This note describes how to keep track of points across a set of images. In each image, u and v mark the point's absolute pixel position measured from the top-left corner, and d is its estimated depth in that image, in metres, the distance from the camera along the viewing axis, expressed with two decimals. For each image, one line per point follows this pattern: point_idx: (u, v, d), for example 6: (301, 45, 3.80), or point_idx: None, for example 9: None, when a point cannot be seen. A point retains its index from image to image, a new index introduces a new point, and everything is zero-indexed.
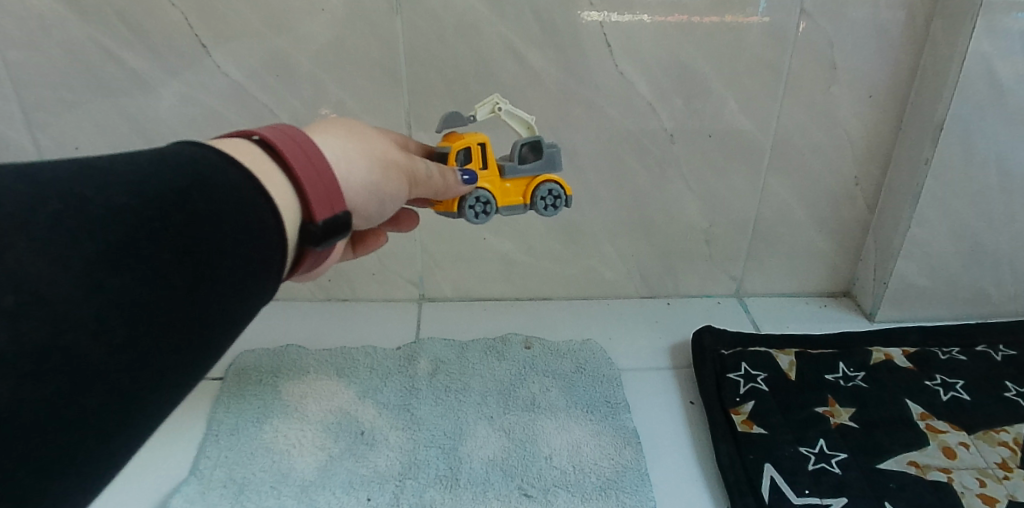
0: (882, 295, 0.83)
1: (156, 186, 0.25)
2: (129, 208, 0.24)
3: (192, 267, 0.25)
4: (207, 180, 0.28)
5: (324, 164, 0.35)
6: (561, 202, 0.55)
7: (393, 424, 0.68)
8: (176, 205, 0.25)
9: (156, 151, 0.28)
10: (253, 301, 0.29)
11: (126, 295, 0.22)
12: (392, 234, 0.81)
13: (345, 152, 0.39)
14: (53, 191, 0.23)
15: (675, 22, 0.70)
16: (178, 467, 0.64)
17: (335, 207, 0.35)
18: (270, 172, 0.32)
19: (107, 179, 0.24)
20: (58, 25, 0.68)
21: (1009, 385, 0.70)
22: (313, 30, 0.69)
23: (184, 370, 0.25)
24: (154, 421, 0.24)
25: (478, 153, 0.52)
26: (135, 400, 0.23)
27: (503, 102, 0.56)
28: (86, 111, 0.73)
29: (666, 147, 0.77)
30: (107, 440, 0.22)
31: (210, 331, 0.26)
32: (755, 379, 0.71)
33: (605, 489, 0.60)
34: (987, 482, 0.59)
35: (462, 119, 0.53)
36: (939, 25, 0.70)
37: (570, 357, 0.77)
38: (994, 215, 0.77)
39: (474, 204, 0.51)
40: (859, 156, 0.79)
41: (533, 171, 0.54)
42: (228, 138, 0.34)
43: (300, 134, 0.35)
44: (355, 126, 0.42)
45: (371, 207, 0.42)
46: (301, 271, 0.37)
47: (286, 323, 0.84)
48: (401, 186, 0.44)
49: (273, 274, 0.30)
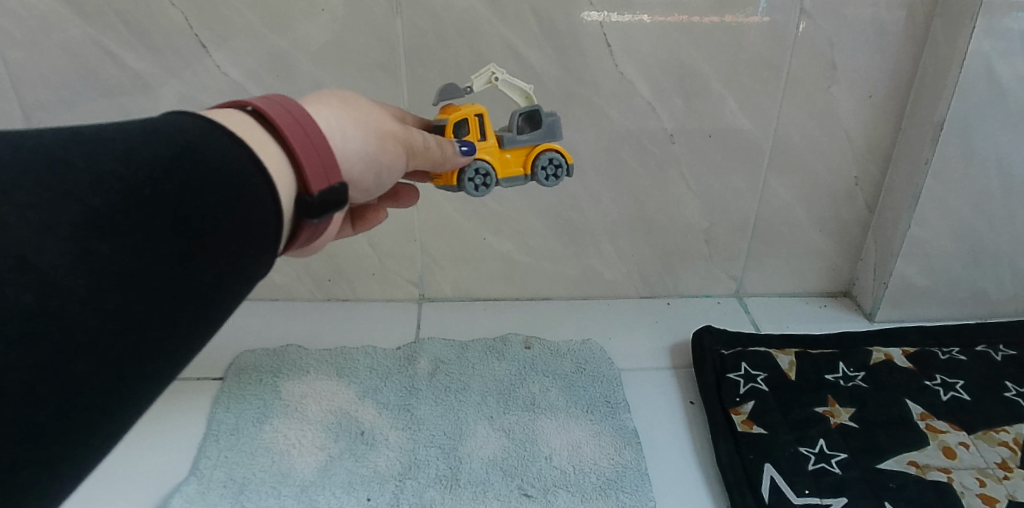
0: (882, 295, 0.83)
1: (147, 155, 0.25)
2: (119, 175, 0.24)
3: (186, 236, 0.25)
4: (199, 150, 0.27)
5: (319, 136, 0.35)
6: (562, 170, 0.55)
7: (393, 424, 0.68)
8: (167, 173, 0.25)
9: (146, 120, 0.28)
10: (249, 274, 0.29)
11: (118, 263, 0.22)
12: (392, 233, 0.82)
13: (341, 123, 0.39)
14: (41, 159, 0.23)
15: (675, 22, 0.70)
16: (178, 467, 0.64)
17: (331, 179, 0.35)
18: (264, 143, 0.32)
19: (96, 148, 0.24)
20: (58, 24, 0.68)
21: (1009, 385, 0.70)
22: (313, 30, 0.69)
23: (180, 341, 0.25)
24: (151, 391, 0.25)
25: (475, 124, 0.52)
26: (128, 370, 0.23)
27: (499, 71, 0.56)
28: (85, 111, 0.73)
29: (666, 147, 0.77)
30: (103, 409, 0.22)
31: (207, 303, 0.26)
32: (755, 379, 0.71)
33: (605, 489, 0.60)
34: (987, 482, 0.59)
35: (458, 91, 0.54)
36: (939, 24, 0.70)
37: (569, 357, 0.77)
38: (994, 215, 0.77)
39: (474, 176, 0.52)
40: (859, 155, 0.79)
41: (532, 141, 0.54)
42: (222, 109, 0.34)
43: (294, 104, 0.35)
44: (349, 98, 0.42)
45: (369, 180, 0.42)
46: (297, 245, 0.37)
47: (287, 323, 0.84)
48: (397, 156, 0.44)
49: (269, 246, 0.30)
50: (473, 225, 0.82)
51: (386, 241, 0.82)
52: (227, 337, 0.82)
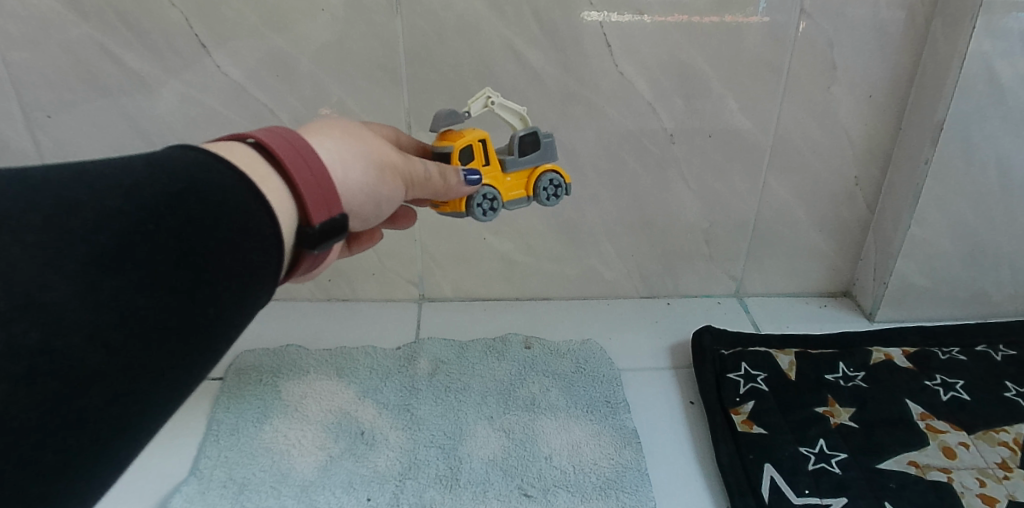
0: (882, 295, 0.83)
1: (151, 189, 0.26)
2: (122, 211, 0.24)
3: (190, 269, 0.25)
4: (201, 182, 0.28)
5: (320, 166, 0.35)
6: (562, 190, 0.55)
7: (393, 424, 0.68)
8: (171, 207, 0.26)
9: (151, 154, 0.29)
10: (253, 303, 0.29)
11: (122, 297, 0.22)
12: (392, 232, 0.81)
13: (341, 153, 0.39)
14: (46, 198, 0.23)
15: (675, 22, 0.70)
16: (179, 467, 0.64)
17: (333, 209, 0.35)
18: (265, 174, 0.32)
19: (101, 183, 0.25)
20: (58, 24, 0.68)
21: (1009, 385, 0.70)
22: (313, 30, 0.69)
23: (185, 373, 0.25)
24: (155, 424, 0.25)
25: (479, 150, 0.51)
26: (135, 403, 0.23)
27: (494, 94, 0.56)
28: (85, 111, 0.73)
29: (666, 147, 0.77)
30: (107, 444, 0.22)
31: (211, 334, 0.26)
32: (755, 379, 0.71)
33: (605, 489, 0.60)
34: (987, 482, 0.59)
35: (458, 117, 0.52)
36: (939, 25, 0.70)
37: (570, 357, 0.77)
38: (995, 215, 0.77)
39: (482, 202, 0.51)
40: (859, 155, 0.79)
41: (533, 162, 0.54)
42: (223, 141, 0.34)
43: (296, 136, 0.35)
44: (349, 127, 0.42)
45: (368, 209, 0.42)
46: (298, 275, 0.37)
47: (287, 323, 0.84)
48: (396, 188, 0.44)
49: (271, 276, 0.30)
50: (473, 225, 0.82)
51: (386, 241, 0.82)
52: None
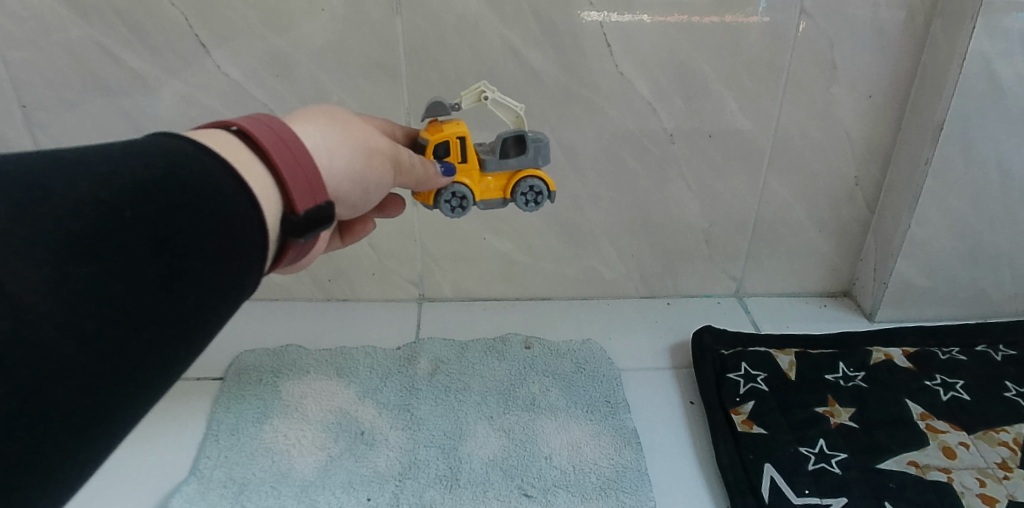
0: (882, 295, 0.83)
1: (127, 177, 0.26)
2: (96, 199, 0.24)
3: (168, 259, 0.25)
4: (180, 172, 0.28)
5: (306, 155, 0.35)
6: (543, 197, 0.54)
7: (393, 424, 0.68)
8: (149, 195, 0.26)
9: (129, 142, 0.28)
10: (235, 295, 0.29)
11: (95, 286, 0.22)
12: (393, 231, 0.81)
13: (326, 139, 0.39)
14: (17, 183, 0.23)
15: (675, 22, 0.70)
16: (178, 467, 0.64)
17: (318, 198, 0.35)
18: (248, 162, 0.32)
19: (76, 171, 0.25)
20: (57, 23, 0.68)
21: (1009, 385, 0.70)
22: (313, 30, 0.69)
23: (162, 365, 0.25)
24: (131, 417, 0.24)
25: (456, 147, 0.51)
26: (108, 395, 0.23)
27: (489, 90, 0.55)
28: (85, 110, 0.73)
29: (666, 147, 0.77)
30: (80, 436, 0.22)
31: (189, 326, 0.26)
32: (755, 379, 0.71)
33: (605, 489, 0.60)
34: (987, 482, 0.59)
35: (445, 109, 0.52)
36: (939, 24, 0.70)
37: (570, 357, 0.77)
38: (995, 215, 0.77)
39: (450, 199, 0.52)
40: (859, 155, 0.79)
41: (516, 166, 0.53)
42: (206, 129, 0.34)
43: (281, 125, 0.35)
44: (337, 113, 0.42)
45: (355, 196, 0.43)
46: (284, 265, 0.37)
47: (286, 322, 0.84)
48: (384, 173, 0.44)
49: (253, 266, 0.30)
50: (473, 225, 0.82)
51: (386, 241, 0.82)
52: (228, 336, 0.82)
